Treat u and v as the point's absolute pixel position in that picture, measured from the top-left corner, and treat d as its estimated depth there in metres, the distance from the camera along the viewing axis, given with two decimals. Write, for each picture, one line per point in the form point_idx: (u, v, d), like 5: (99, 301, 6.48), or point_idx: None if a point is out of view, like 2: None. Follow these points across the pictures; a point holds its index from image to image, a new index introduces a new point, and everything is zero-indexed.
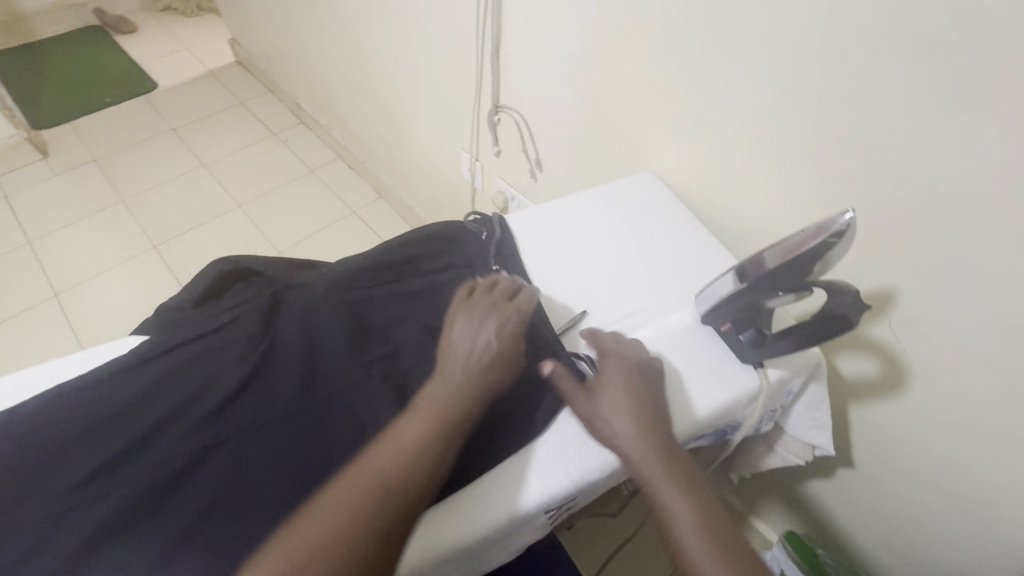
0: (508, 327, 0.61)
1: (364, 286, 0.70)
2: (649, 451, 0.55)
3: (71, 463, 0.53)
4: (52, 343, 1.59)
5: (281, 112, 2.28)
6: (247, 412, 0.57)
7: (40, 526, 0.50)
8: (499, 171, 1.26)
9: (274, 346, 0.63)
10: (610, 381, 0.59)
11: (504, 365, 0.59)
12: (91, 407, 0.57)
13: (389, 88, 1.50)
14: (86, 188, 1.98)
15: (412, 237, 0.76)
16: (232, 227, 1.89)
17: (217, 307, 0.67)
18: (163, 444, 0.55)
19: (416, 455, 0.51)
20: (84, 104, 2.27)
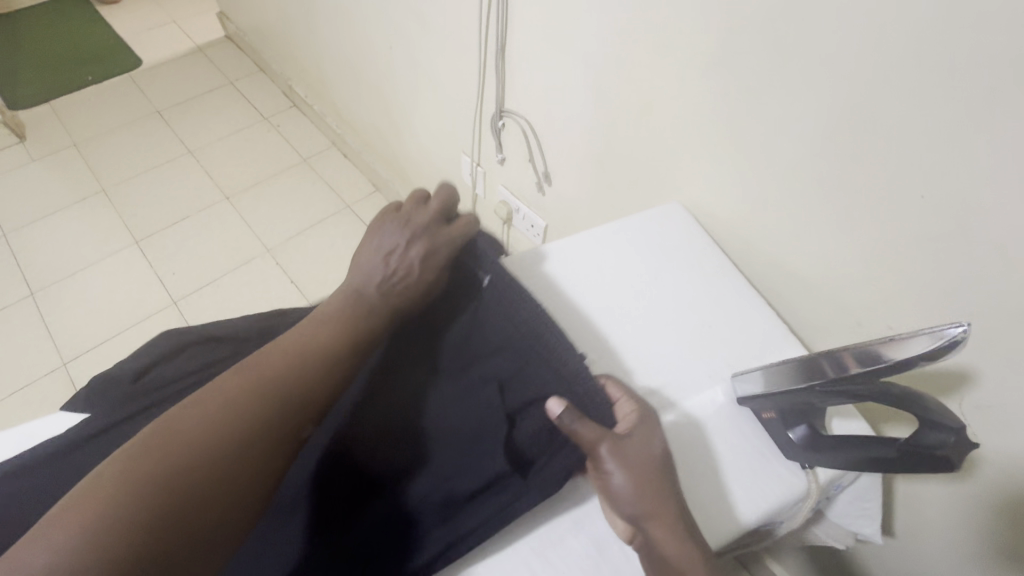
0: (421, 249, 0.62)
1: None
2: (669, 502, 0.50)
3: None
4: (29, 347, 1.51)
5: (273, 94, 2.14)
6: None
7: None
8: (503, 179, 1.13)
9: None
10: (641, 432, 0.54)
11: (408, 284, 0.61)
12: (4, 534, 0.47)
13: (384, 78, 1.36)
14: (65, 176, 1.87)
15: None
16: (219, 221, 1.78)
17: (169, 377, 0.58)
18: None
19: (284, 375, 0.51)
20: (64, 81, 2.13)
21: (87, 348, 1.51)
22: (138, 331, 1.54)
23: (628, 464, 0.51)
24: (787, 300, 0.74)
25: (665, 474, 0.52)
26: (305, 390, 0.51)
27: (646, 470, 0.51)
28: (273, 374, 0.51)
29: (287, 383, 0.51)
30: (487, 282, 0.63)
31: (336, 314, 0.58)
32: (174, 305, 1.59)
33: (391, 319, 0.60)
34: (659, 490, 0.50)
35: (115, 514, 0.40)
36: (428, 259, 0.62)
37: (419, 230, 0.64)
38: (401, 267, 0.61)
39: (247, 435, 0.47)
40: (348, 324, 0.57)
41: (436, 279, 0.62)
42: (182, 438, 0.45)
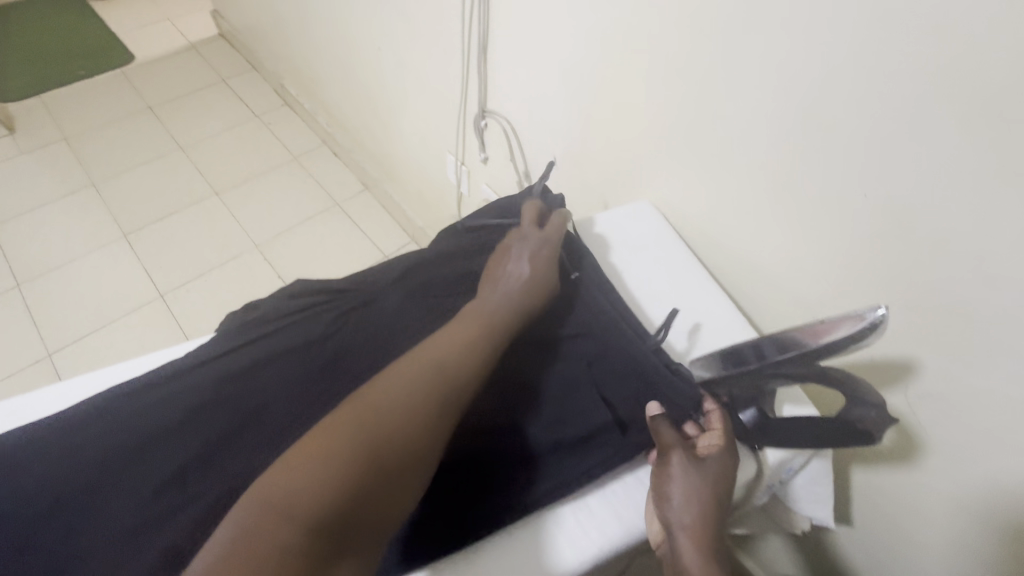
0: (545, 248, 0.67)
1: (338, 327, 0.64)
2: (706, 522, 0.53)
3: (47, 498, 0.54)
4: (13, 337, 1.51)
5: (265, 92, 2.16)
6: (236, 459, 0.56)
7: (13, 557, 0.51)
8: (485, 178, 1.15)
9: (258, 391, 0.60)
10: (721, 453, 0.57)
11: (545, 277, 0.65)
12: (39, 499, 0.54)
13: (373, 78, 1.38)
14: (55, 169, 1.87)
15: (406, 263, 0.69)
16: (208, 216, 1.79)
17: (209, 343, 0.64)
18: (137, 486, 0.55)
19: (460, 352, 0.58)
20: (56, 75, 2.13)
21: (73, 340, 1.51)
22: (124, 324, 1.55)
23: (687, 475, 0.55)
24: (750, 297, 0.77)
25: (720, 497, 0.54)
26: (485, 359, 0.58)
27: (700, 487, 0.54)
28: (453, 352, 0.57)
29: (466, 362, 0.57)
30: (576, 279, 0.69)
31: (486, 306, 0.63)
32: (161, 298, 1.61)
33: (529, 311, 0.63)
34: (700, 507, 0.53)
35: (348, 457, 0.48)
36: (547, 261, 0.66)
37: (541, 238, 0.67)
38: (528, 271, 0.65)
39: (443, 408, 0.54)
40: (503, 311, 0.62)
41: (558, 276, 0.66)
42: (388, 409, 0.52)
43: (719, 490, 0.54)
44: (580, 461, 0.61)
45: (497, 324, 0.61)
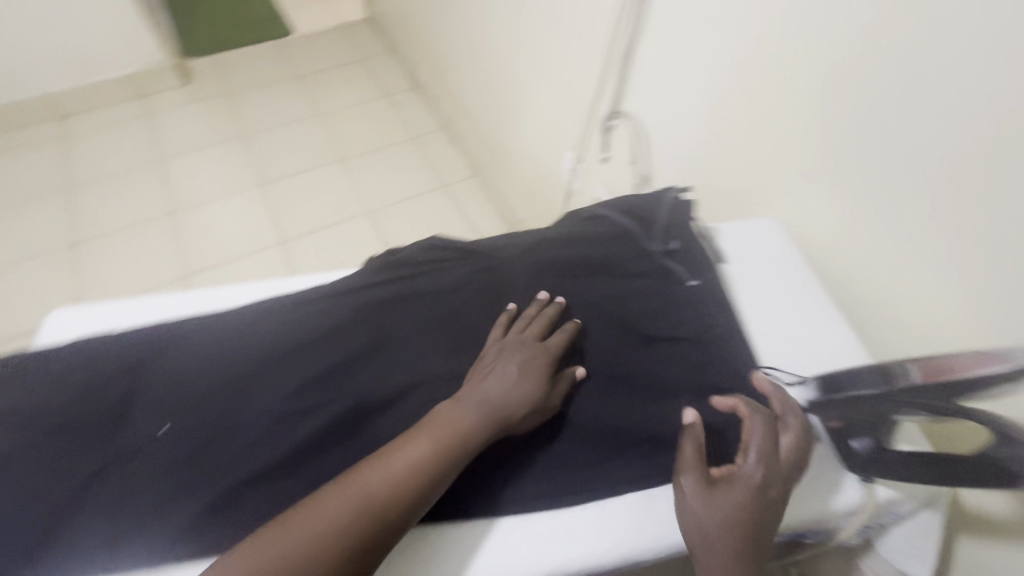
0: (535, 372, 0.58)
1: (467, 286, 0.67)
2: (724, 557, 0.50)
3: (194, 387, 0.58)
4: (161, 257, 1.74)
5: (398, 75, 2.32)
6: (359, 384, 0.59)
7: (156, 432, 0.56)
8: (601, 178, 1.18)
9: (388, 330, 0.63)
10: (746, 483, 0.52)
11: (522, 403, 0.56)
12: (183, 375, 0.59)
13: (505, 69, 1.45)
14: (213, 119, 2.14)
15: (539, 241, 0.70)
16: (330, 178, 1.97)
17: (350, 280, 0.67)
18: (270, 392, 0.58)
19: (402, 485, 0.51)
20: (227, 39, 2.42)
21: (208, 267, 1.73)
22: (248, 262, 1.74)
23: (700, 506, 0.52)
24: (872, 330, 0.76)
25: (748, 527, 0.51)
26: (426, 491, 0.52)
27: (721, 515, 0.51)
28: (393, 482, 0.51)
29: (405, 497, 0.51)
30: (694, 286, 0.66)
31: (451, 420, 0.55)
32: (280, 244, 1.78)
33: (492, 437, 0.55)
34: (713, 540, 0.51)
35: None
36: (529, 385, 0.57)
37: (529, 353, 0.59)
38: (503, 391, 0.56)
39: (369, 546, 0.48)
40: (464, 439, 0.54)
41: (540, 399, 0.57)
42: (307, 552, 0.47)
43: (746, 517, 0.51)
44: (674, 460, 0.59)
45: (451, 454, 0.53)
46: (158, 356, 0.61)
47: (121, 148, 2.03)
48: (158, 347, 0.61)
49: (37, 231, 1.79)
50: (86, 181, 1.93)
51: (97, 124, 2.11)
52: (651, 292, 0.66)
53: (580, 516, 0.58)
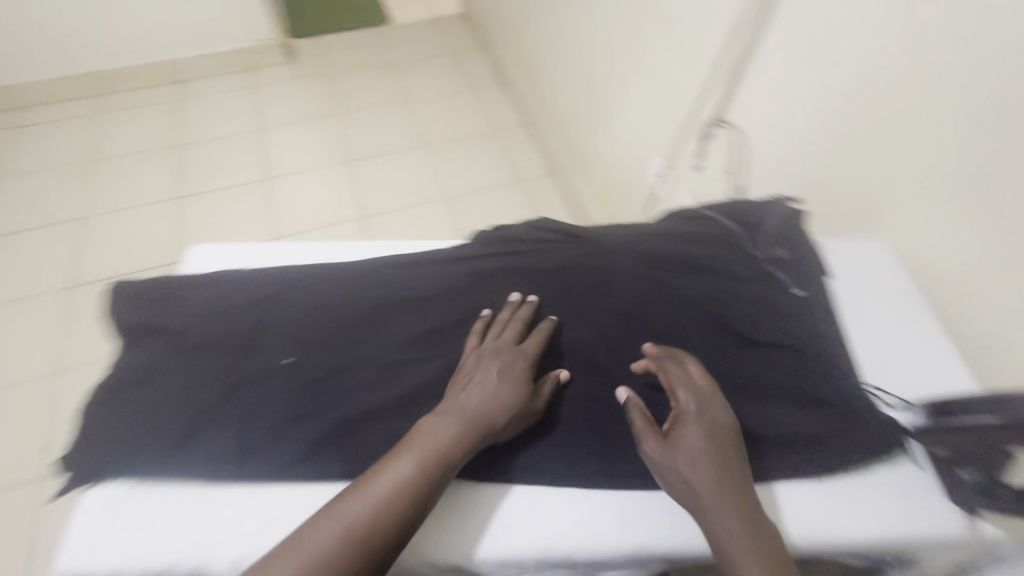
0: (516, 376, 0.57)
1: (573, 265, 0.68)
2: (713, 496, 0.53)
3: (314, 325, 0.61)
4: (252, 220, 1.87)
5: (485, 70, 2.39)
6: (470, 345, 0.62)
7: (278, 361, 0.59)
8: (691, 186, 1.18)
9: (497, 298, 0.65)
10: (687, 417, 0.56)
11: (503, 409, 0.55)
12: (304, 308, 0.62)
13: (601, 72, 1.47)
14: (310, 96, 2.27)
15: (645, 233, 0.72)
16: (413, 162, 2.05)
17: (460, 248, 0.70)
18: (386, 340, 0.61)
19: (395, 503, 0.50)
20: (330, 23, 2.57)
21: (295, 233, 1.84)
22: (331, 232, 1.84)
23: (670, 464, 0.55)
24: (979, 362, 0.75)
25: (719, 464, 0.54)
26: (422, 507, 0.51)
27: (695, 460, 0.54)
28: (384, 503, 0.50)
29: (399, 513, 0.50)
30: (800, 295, 0.66)
31: (436, 435, 0.53)
32: (362, 219, 1.87)
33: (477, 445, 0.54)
34: (698, 486, 0.53)
35: None
36: (509, 391, 0.56)
37: (508, 358, 0.58)
38: (484, 400, 0.56)
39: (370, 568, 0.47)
40: (453, 450, 0.53)
41: (521, 404, 0.56)
42: None
43: (714, 454, 0.54)
44: (777, 463, 0.57)
45: (441, 466, 0.52)
46: (281, 292, 0.64)
47: (227, 115, 2.19)
48: (280, 283, 0.64)
49: (148, 182, 1.96)
50: (194, 141, 2.10)
51: (208, 90, 2.28)
52: (758, 294, 0.66)
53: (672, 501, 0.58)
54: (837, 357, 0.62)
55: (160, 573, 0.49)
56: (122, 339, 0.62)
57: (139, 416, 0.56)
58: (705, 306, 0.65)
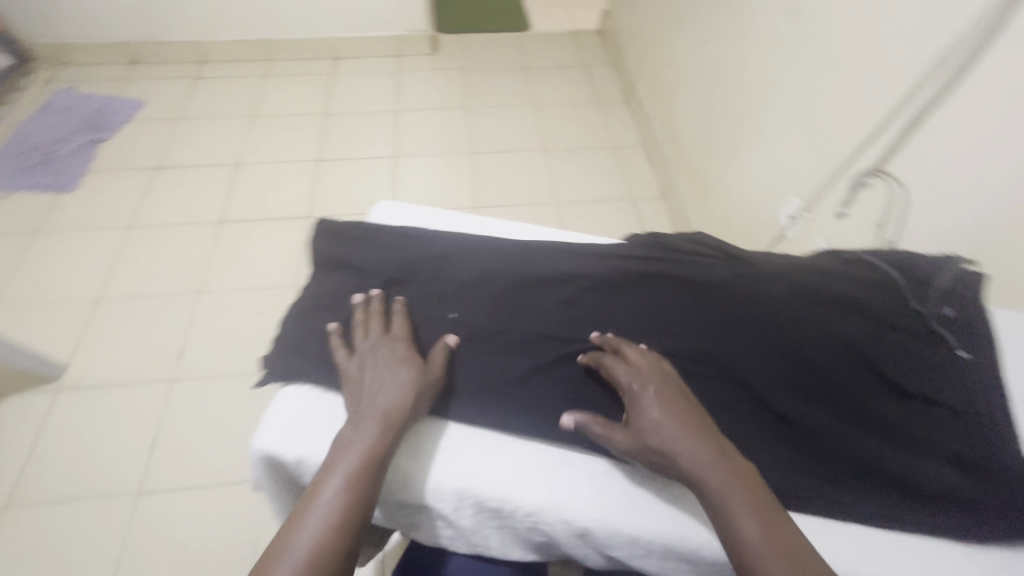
0: (406, 360, 0.60)
1: (724, 283, 0.67)
2: (691, 451, 0.54)
3: (477, 290, 0.67)
4: (377, 190, 2.01)
5: (614, 88, 2.44)
6: (616, 338, 0.65)
7: (443, 314, 0.66)
8: (829, 232, 1.16)
9: (644, 299, 0.67)
10: (637, 395, 0.58)
11: (405, 385, 0.58)
12: (467, 270, 0.68)
13: (746, 105, 1.47)
14: (446, 88, 2.42)
15: (802, 265, 0.70)
16: (532, 164, 2.12)
17: (613, 247, 0.73)
18: (535, 316, 0.65)
19: (347, 498, 0.50)
20: (476, 24, 2.72)
21: None
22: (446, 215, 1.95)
23: (639, 445, 0.55)
24: None
25: (685, 417, 0.56)
26: (376, 487, 0.52)
27: (664, 430, 0.55)
28: (340, 501, 0.50)
29: (356, 501, 0.51)
30: (965, 358, 0.62)
31: (358, 433, 0.55)
32: (475, 208, 1.97)
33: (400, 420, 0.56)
34: (674, 449, 0.54)
35: None
36: (404, 372, 0.59)
37: (386, 349, 0.61)
38: (382, 389, 0.58)
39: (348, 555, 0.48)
40: (381, 435, 0.55)
41: (421, 376, 0.59)
42: None
43: (679, 411, 0.56)
44: (902, 513, 0.59)
45: (378, 452, 0.54)
46: (452, 254, 0.70)
47: (370, 94, 2.38)
48: (450, 247, 0.71)
49: (295, 141, 2.17)
50: (338, 113, 2.30)
51: (357, 70, 2.49)
52: (916, 351, 0.63)
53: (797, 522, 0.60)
54: (1003, 429, 0.59)
55: None
56: (315, 270, 0.72)
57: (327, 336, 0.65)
58: (857, 352, 0.63)
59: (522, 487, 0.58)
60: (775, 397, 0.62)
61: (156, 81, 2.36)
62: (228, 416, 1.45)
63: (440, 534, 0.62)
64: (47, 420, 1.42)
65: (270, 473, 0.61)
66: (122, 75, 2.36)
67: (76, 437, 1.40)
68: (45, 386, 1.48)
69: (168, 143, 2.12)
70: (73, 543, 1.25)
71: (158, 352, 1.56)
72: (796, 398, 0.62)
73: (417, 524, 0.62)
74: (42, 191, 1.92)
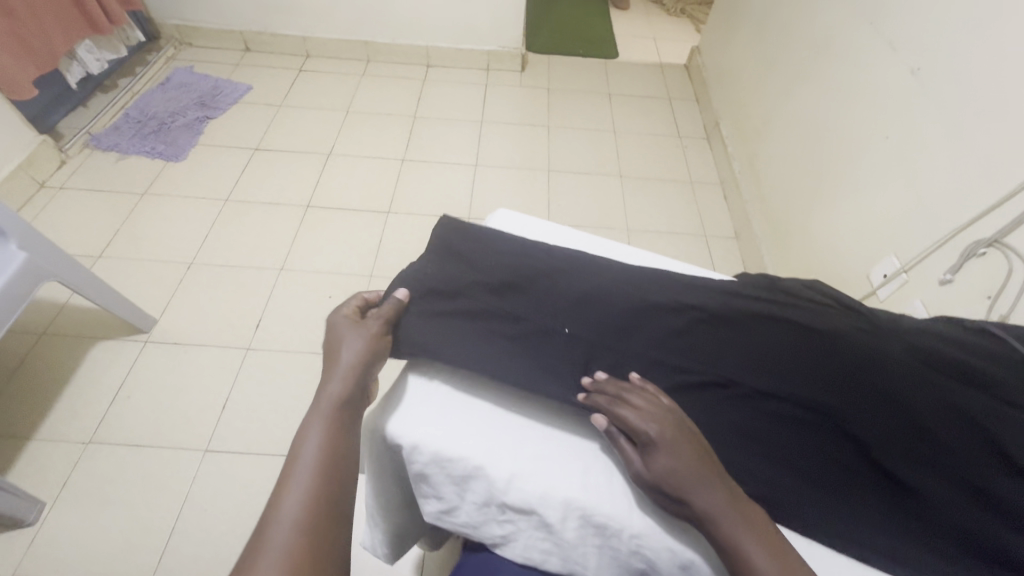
0: (362, 338, 0.64)
1: (832, 332, 0.66)
2: (700, 495, 0.54)
3: (584, 306, 0.69)
4: (454, 194, 2.08)
5: (696, 123, 2.44)
6: (721, 370, 0.66)
7: (549, 324, 0.68)
8: (928, 297, 1.13)
9: (751, 336, 0.67)
10: (650, 438, 0.57)
11: (350, 348, 0.63)
12: (581, 281, 0.71)
13: (844, 156, 1.45)
14: (530, 105, 2.48)
15: (920, 327, 0.68)
16: (606, 188, 2.14)
17: (723, 283, 0.74)
18: (641, 339, 0.68)
19: (321, 482, 0.52)
20: (566, 47, 2.79)
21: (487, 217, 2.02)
22: None
23: (645, 482, 0.56)
24: None
25: (691, 457, 0.56)
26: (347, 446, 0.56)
27: (676, 475, 0.55)
28: (318, 471, 0.53)
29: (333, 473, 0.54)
30: None
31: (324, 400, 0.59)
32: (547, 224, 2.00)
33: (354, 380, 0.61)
34: (687, 494, 0.54)
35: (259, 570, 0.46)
36: (348, 339, 0.64)
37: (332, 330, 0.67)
38: (332, 358, 0.63)
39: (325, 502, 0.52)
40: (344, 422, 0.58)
41: (363, 339, 0.64)
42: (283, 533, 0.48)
43: (685, 451, 0.56)
44: None
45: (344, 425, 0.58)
46: (561, 267, 0.72)
47: (457, 103, 2.47)
48: (558, 259, 0.73)
49: (383, 139, 2.27)
50: (426, 117, 2.39)
51: (448, 78, 2.59)
52: None
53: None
54: None
55: (450, 459, 0.59)
56: (427, 259, 0.76)
57: (445, 327, 0.69)
58: (974, 423, 0.60)
59: (630, 507, 0.58)
60: (886, 455, 0.61)
61: (264, 69, 2.53)
62: (293, 391, 1.51)
63: (537, 549, 0.60)
64: (133, 368, 1.53)
65: (380, 451, 0.64)
66: (235, 61, 2.55)
67: (156, 388, 1.49)
68: (135, 336, 1.59)
69: (267, 127, 2.26)
70: (142, 487, 1.33)
71: (237, 321, 1.65)
72: (908, 460, 0.61)
73: (511, 536, 0.62)
74: (154, 158, 2.08)
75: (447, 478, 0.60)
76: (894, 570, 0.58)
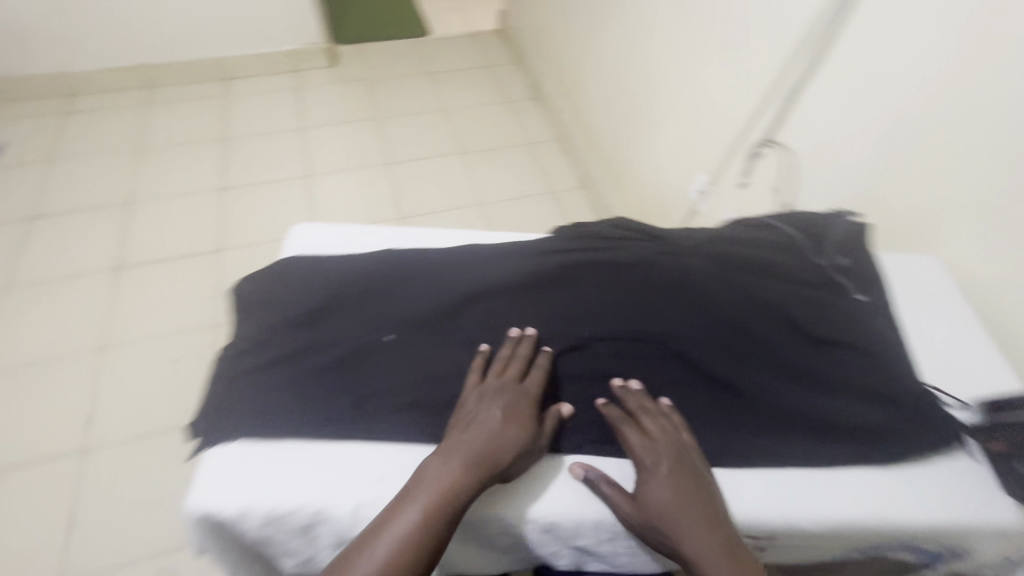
0: (521, 440, 0.56)
1: (644, 263, 0.70)
2: (688, 529, 0.53)
3: (402, 306, 0.66)
4: (290, 213, 1.91)
5: (520, 85, 2.48)
6: (551, 325, 0.65)
7: (366, 333, 0.64)
8: (734, 202, 1.27)
9: (570, 285, 0.69)
10: (650, 470, 0.56)
11: (511, 444, 0.55)
12: (400, 283, 0.68)
13: (643, 91, 1.55)
14: (350, 100, 2.34)
15: (714, 237, 0.75)
16: (449, 169, 2.11)
17: (538, 243, 0.75)
18: (466, 318, 0.66)
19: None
20: (373, 32, 2.66)
21: None
22: None
23: (633, 513, 0.55)
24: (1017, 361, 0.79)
25: (693, 494, 0.55)
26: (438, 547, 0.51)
27: (668, 510, 0.54)
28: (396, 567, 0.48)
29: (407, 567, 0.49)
30: (860, 300, 0.70)
31: (439, 478, 0.53)
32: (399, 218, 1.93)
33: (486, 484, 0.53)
34: (672, 530, 0.53)
35: None
36: (511, 431, 0.56)
37: (506, 401, 0.58)
38: (487, 442, 0.55)
39: None
40: (444, 515, 0.51)
41: (526, 442, 0.56)
42: None
43: (689, 487, 0.55)
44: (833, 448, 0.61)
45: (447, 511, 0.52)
46: (369, 274, 0.69)
47: (269, 112, 2.26)
48: (368, 267, 0.70)
49: (191, 172, 2.01)
50: (237, 135, 2.16)
51: (251, 88, 2.35)
52: (817, 300, 0.69)
53: (805, 480, 0.60)
54: (890, 355, 0.66)
55: (284, 515, 0.54)
56: (238, 310, 0.69)
57: (260, 370, 0.61)
58: (772, 307, 0.67)
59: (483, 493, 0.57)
60: (709, 358, 0.64)
61: (17, 121, 2.10)
62: (159, 477, 1.32)
63: None
64: None
65: (204, 535, 0.55)
66: None
67: None
68: None
69: (39, 189, 1.89)
70: None
71: (63, 421, 1.39)
72: (725, 358, 0.64)
73: None
74: None
75: (291, 532, 0.55)
76: (735, 459, 0.60)
